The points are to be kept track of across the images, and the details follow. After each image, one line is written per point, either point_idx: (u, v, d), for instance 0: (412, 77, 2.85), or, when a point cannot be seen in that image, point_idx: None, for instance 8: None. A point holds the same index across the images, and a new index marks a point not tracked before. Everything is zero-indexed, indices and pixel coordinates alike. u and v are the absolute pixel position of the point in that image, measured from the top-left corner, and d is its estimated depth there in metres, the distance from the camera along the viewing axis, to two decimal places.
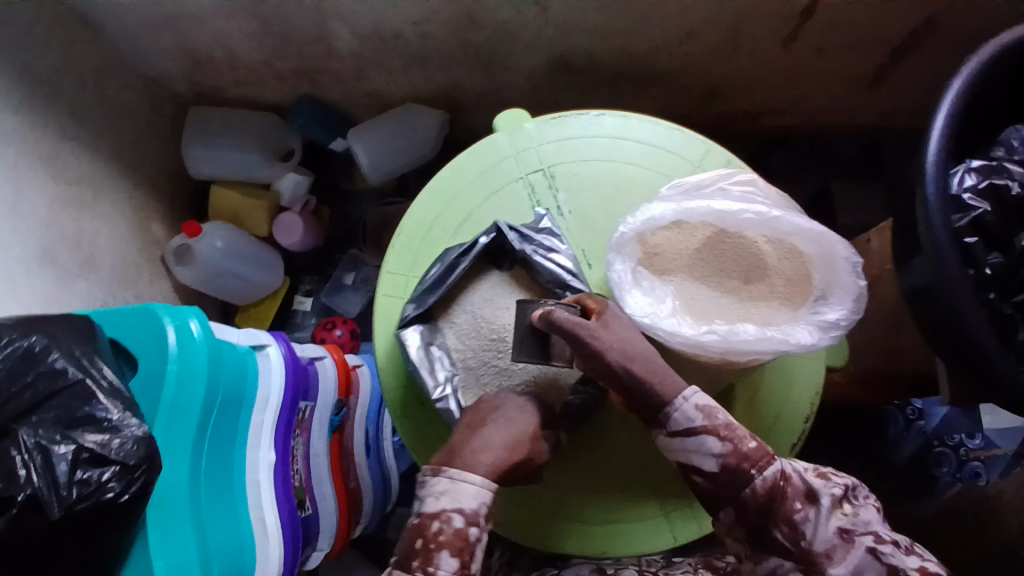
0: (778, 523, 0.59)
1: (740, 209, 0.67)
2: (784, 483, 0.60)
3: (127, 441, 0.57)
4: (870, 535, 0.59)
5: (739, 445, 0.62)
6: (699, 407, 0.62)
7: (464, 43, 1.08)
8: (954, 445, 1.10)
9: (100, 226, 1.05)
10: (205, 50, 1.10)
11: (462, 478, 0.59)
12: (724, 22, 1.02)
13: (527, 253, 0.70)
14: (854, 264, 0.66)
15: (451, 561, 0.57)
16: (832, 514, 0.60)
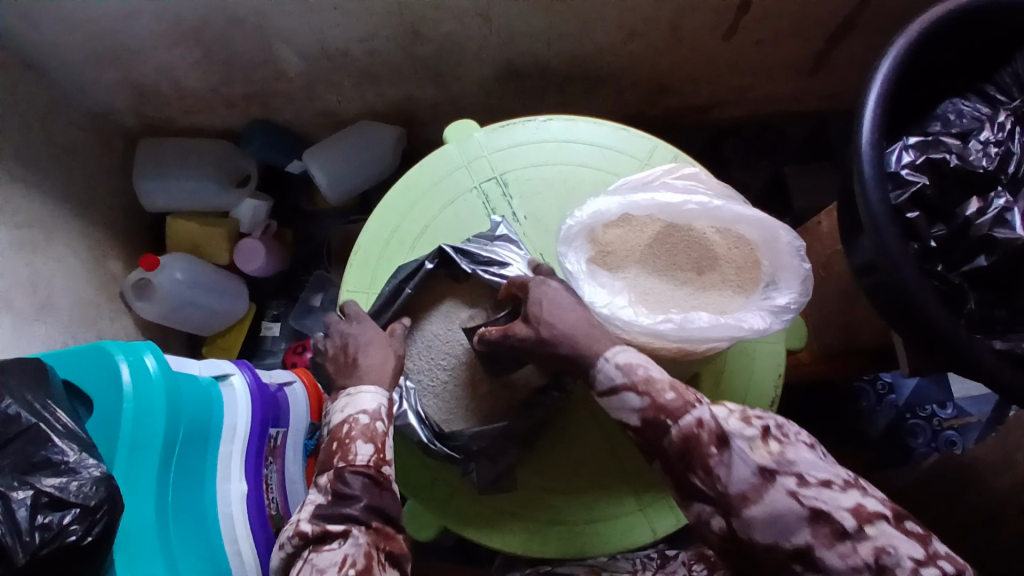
0: (695, 468, 0.55)
1: (682, 200, 0.68)
2: (698, 430, 0.55)
3: (85, 483, 0.56)
4: (793, 476, 0.53)
5: (658, 398, 0.58)
6: (618, 365, 0.60)
7: (413, 58, 1.09)
8: (927, 416, 1.13)
9: (55, 268, 1.02)
10: (151, 82, 1.09)
11: (354, 387, 0.64)
12: (664, 21, 1.05)
13: (479, 267, 0.70)
14: (797, 247, 0.68)
15: (366, 447, 0.60)
16: (752, 453, 0.54)
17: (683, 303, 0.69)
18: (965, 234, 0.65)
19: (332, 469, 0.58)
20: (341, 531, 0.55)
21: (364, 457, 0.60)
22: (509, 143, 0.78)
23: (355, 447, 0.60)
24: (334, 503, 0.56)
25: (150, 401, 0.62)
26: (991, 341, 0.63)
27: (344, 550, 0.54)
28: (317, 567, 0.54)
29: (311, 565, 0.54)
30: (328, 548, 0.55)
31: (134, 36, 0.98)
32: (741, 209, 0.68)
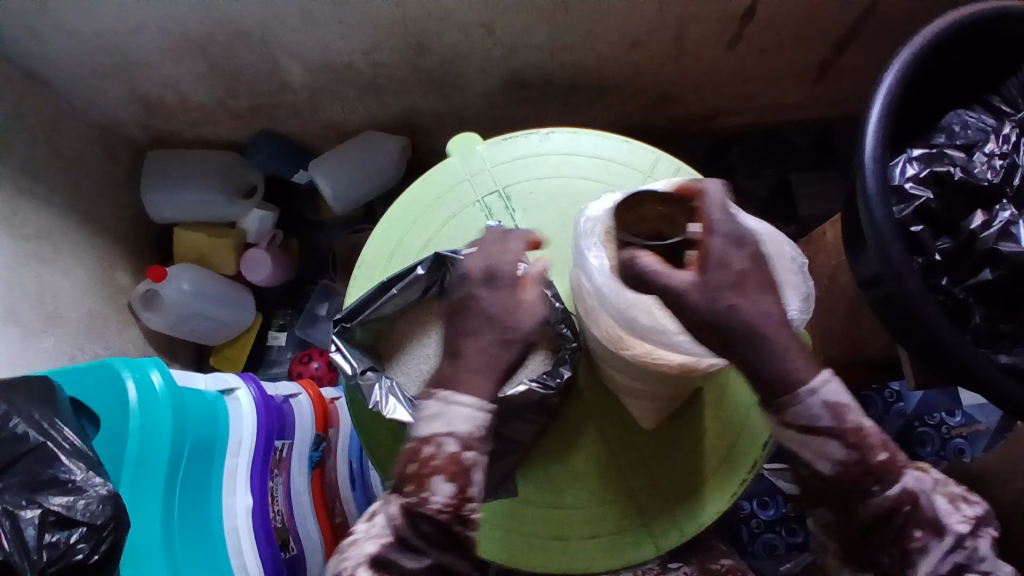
0: (887, 547, 0.62)
1: (692, 200, 0.67)
2: (909, 508, 0.60)
3: (92, 501, 0.56)
4: (977, 574, 0.59)
5: (869, 456, 0.61)
6: (827, 404, 0.62)
7: (416, 69, 1.10)
8: (935, 423, 1.07)
9: (63, 280, 1.03)
10: (158, 95, 1.10)
11: (458, 401, 0.60)
12: (667, 30, 1.05)
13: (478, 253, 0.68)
14: (799, 262, 0.67)
15: (447, 486, 0.57)
16: (953, 550, 0.59)
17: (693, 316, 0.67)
18: (971, 249, 0.64)
19: (406, 503, 0.56)
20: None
21: (442, 497, 0.57)
22: (511, 157, 0.78)
23: (441, 483, 0.57)
24: (399, 552, 0.55)
25: (156, 418, 0.62)
26: (995, 356, 0.64)
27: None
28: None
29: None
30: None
31: (140, 50, 0.99)
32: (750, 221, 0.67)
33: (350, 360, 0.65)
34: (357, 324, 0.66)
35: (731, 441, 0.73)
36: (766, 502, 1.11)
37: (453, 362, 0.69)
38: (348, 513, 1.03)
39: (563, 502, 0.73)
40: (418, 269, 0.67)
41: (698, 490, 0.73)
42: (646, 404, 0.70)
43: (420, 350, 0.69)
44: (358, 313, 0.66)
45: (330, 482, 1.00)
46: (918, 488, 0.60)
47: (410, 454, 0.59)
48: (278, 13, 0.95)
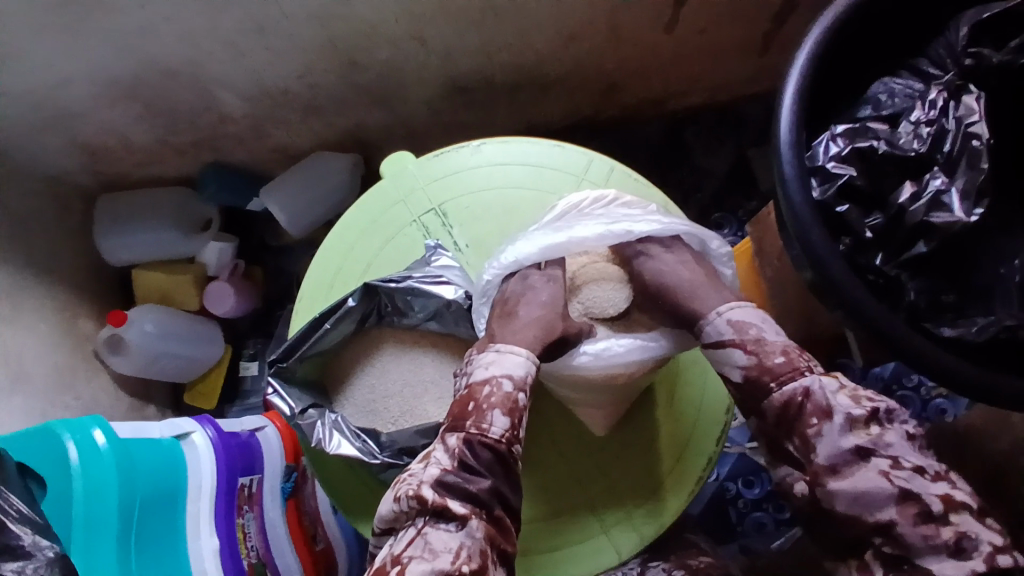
0: (791, 435, 0.60)
1: (604, 234, 0.68)
2: (802, 399, 0.59)
3: (41, 565, 0.54)
4: (887, 458, 0.56)
5: (765, 359, 0.62)
6: (730, 321, 0.64)
7: (354, 85, 1.08)
8: (914, 386, 1.03)
9: (25, 336, 1.03)
10: (99, 140, 1.09)
11: (512, 349, 0.62)
12: (601, 20, 1.03)
13: (404, 284, 0.71)
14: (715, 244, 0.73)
15: (503, 419, 0.58)
16: (848, 430, 0.57)
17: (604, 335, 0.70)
18: (900, 224, 0.64)
19: (464, 434, 0.57)
20: (460, 515, 0.53)
21: (498, 429, 0.58)
22: (443, 171, 0.77)
23: (492, 416, 0.58)
24: (459, 474, 0.55)
25: (100, 478, 0.62)
26: (938, 329, 0.64)
27: (459, 535, 0.53)
28: (431, 543, 0.53)
29: (424, 538, 0.53)
30: (444, 527, 0.53)
31: (72, 100, 0.99)
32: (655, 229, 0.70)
33: (287, 400, 0.67)
34: (294, 361, 0.69)
35: (685, 437, 0.74)
36: (753, 481, 1.06)
37: (393, 385, 0.73)
38: (333, 539, 1.03)
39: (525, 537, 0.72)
40: (348, 301, 0.70)
41: (656, 490, 0.73)
42: (595, 409, 0.72)
43: (363, 381, 0.74)
44: (293, 351, 0.69)
45: (310, 509, 0.98)
46: (814, 384, 0.59)
47: (469, 397, 0.60)
48: (202, 47, 0.93)
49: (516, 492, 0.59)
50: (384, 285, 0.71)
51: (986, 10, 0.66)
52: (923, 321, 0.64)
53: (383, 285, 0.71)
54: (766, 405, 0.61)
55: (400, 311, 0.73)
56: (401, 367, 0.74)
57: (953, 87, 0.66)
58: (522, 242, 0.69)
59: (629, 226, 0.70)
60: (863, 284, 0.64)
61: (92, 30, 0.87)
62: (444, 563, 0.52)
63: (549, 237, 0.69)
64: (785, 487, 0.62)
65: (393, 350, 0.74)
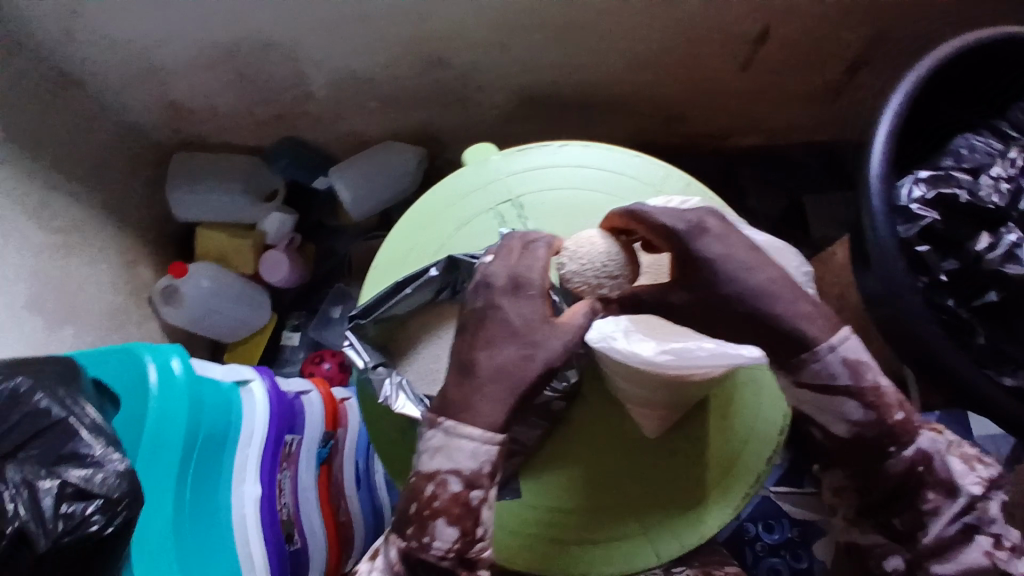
0: (903, 510, 0.63)
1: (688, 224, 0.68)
2: (922, 468, 0.62)
3: (109, 475, 0.56)
4: (990, 538, 0.62)
5: (886, 414, 0.63)
6: (846, 360, 0.63)
7: (435, 82, 1.13)
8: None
9: (88, 272, 1.08)
10: (187, 101, 1.14)
11: (449, 435, 0.61)
12: (680, 50, 1.07)
13: (491, 264, 0.72)
14: (804, 273, 0.70)
15: (448, 530, 0.60)
16: (962, 514, 0.62)
17: (671, 334, 0.62)
18: (978, 269, 0.67)
19: (404, 545, 0.60)
20: None
21: (443, 541, 0.60)
22: (524, 167, 0.80)
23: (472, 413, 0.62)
24: None
25: (173, 404, 0.64)
26: (1000, 378, 0.65)
27: None
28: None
29: None
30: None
31: (170, 59, 1.04)
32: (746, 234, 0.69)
33: (362, 354, 0.70)
34: (370, 321, 0.72)
35: (736, 449, 0.74)
36: (772, 525, 1.06)
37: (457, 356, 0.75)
38: (353, 513, 1.04)
39: (568, 529, 0.73)
40: (431, 271, 0.73)
41: (699, 501, 0.73)
42: (649, 413, 0.71)
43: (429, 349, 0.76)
44: (371, 311, 0.72)
45: (337, 479, 1.01)
46: (930, 447, 0.63)
47: (415, 492, 0.61)
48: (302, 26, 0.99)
49: None
50: (466, 260, 0.73)
51: None
52: (985, 365, 0.66)
53: (466, 260, 0.72)
54: (885, 470, 0.63)
55: None
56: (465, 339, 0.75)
57: None
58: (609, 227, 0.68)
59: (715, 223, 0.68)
60: (941, 322, 0.66)
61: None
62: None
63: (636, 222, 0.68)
64: (880, 548, 0.68)
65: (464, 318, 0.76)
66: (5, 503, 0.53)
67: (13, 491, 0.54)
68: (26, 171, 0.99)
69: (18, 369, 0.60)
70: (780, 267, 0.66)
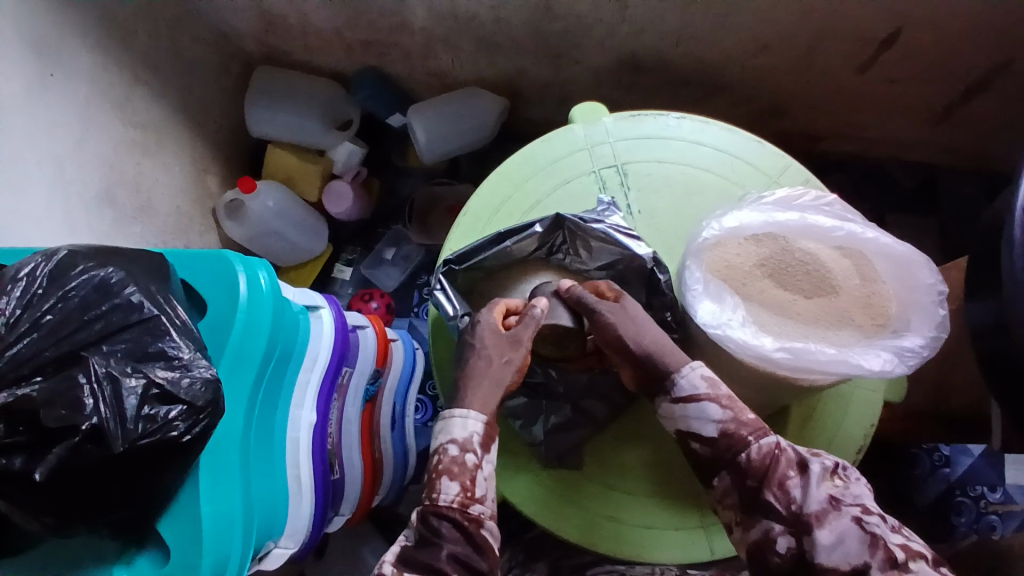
0: (770, 484, 0.58)
1: (834, 225, 0.66)
2: (777, 449, 0.59)
3: (195, 381, 0.56)
4: (856, 507, 0.57)
5: (739, 415, 0.61)
6: (703, 376, 0.62)
7: (537, 32, 1.08)
8: (976, 495, 1.04)
9: (160, 173, 1.07)
10: (280, 12, 1.10)
11: (454, 413, 0.61)
12: (802, 39, 1.01)
13: (602, 231, 0.69)
14: (939, 292, 0.64)
15: (451, 485, 0.58)
16: (823, 481, 0.58)
17: (799, 331, 0.64)
18: None
19: (421, 510, 0.58)
20: None
21: (446, 498, 0.58)
22: (636, 134, 0.76)
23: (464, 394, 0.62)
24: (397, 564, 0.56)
25: (258, 317, 0.63)
26: None
27: None
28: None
29: None
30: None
31: None
32: (890, 245, 0.66)
33: (453, 303, 0.69)
34: (462, 267, 0.70)
35: None
36: None
37: None
38: (386, 453, 1.04)
39: (623, 509, 0.71)
40: (535, 227, 0.70)
41: None
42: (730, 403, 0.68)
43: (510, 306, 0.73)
44: (466, 259, 0.70)
45: (378, 417, 1.01)
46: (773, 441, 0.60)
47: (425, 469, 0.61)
48: None
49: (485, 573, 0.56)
50: (573, 220, 0.69)
51: None
52: None
53: (574, 220, 0.69)
54: (739, 460, 0.60)
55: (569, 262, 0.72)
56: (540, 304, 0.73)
57: None
58: (749, 208, 0.67)
59: (860, 230, 0.67)
60: None
61: None
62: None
63: (776, 213, 0.67)
64: (758, 546, 0.58)
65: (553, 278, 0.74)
66: (84, 397, 0.53)
67: (95, 385, 0.53)
68: (114, 59, 0.97)
69: (109, 259, 0.59)
70: (890, 296, 0.66)
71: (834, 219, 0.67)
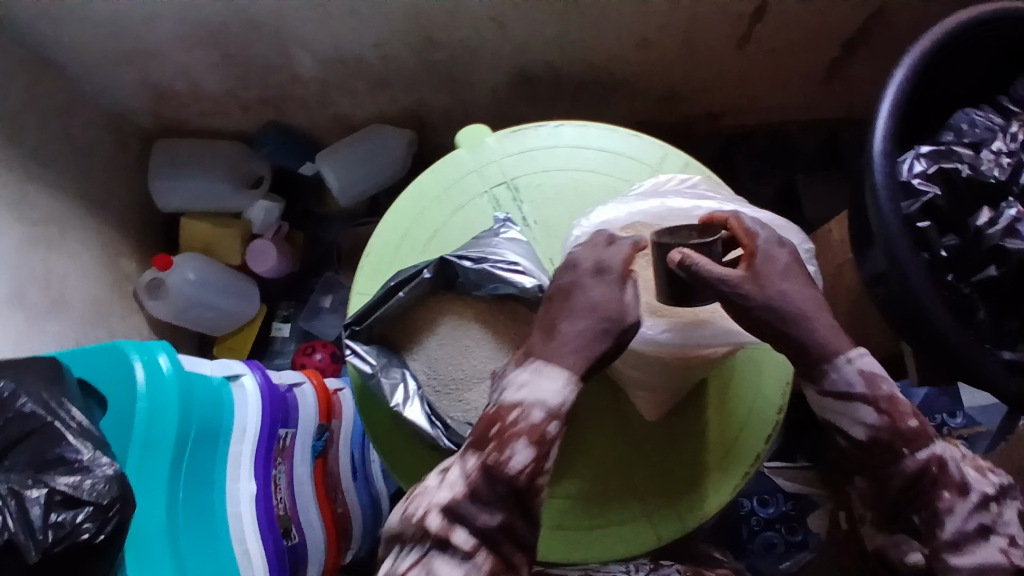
0: (919, 508, 0.61)
1: (692, 205, 0.68)
2: (938, 467, 0.60)
3: (99, 481, 0.55)
4: (1005, 537, 0.61)
5: (898, 420, 0.61)
6: (861, 372, 0.61)
7: (426, 63, 1.09)
8: (936, 423, 1.03)
9: (69, 265, 1.04)
10: (169, 84, 1.10)
11: (549, 375, 0.58)
12: (676, 29, 1.04)
13: (486, 270, 0.67)
14: (807, 250, 0.69)
15: (526, 451, 0.56)
16: (977, 511, 0.60)
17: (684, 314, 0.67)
18: (979, 246, 0.65)
19: (483, 462, 0.56)
20: (467, 549, 0.55)
21: (520, 461, 0.56)
22: (518, 147, 0.78)
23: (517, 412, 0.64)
24: (466, 506, 0.56)
25: (163, 401, 0.63)
26: (999, 352, 0.65)
27: (463, 569, 0.55)
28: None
29: (426, 564, 0.55)
30: (446, 560, 0.55)
31: (157, 37, 0.99)
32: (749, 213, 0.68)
33: (367, 359, 0.67)
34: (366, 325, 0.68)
35: (735, 430, 0.73)
36: (767, 500, 1.07)
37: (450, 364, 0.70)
38: (351, 504, 1.03)
39: (570, 520, 0.72)
40: (425, 273, 0.68)
41: (701, 485, 0.72)
42: (650, 398, 0.70)
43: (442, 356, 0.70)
44: (365, 317, 0.68)
45: (333, 471, 0.99)
46: (944, 453, 0.60)
47: (496, 418, 0.58)
48: (289, 5, 0.94)
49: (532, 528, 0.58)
50: (460, 261, 0.68)
51: None
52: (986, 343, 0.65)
53: (459, 261, 0.68)
54: (903, 463, 0.60)
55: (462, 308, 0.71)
56: (455, 355, 0.70)
57: None
58: (611, 205, 0.69)
59: (720, 205, 0.69)
60: (944, 296, 0.63)
61: None
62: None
63: (638, 202, 0.69)
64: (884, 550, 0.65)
65: (454, 324, 0.71)
66: None
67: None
68: (5, 159, 0.94)
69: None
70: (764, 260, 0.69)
71: (692, 198, 0.69)
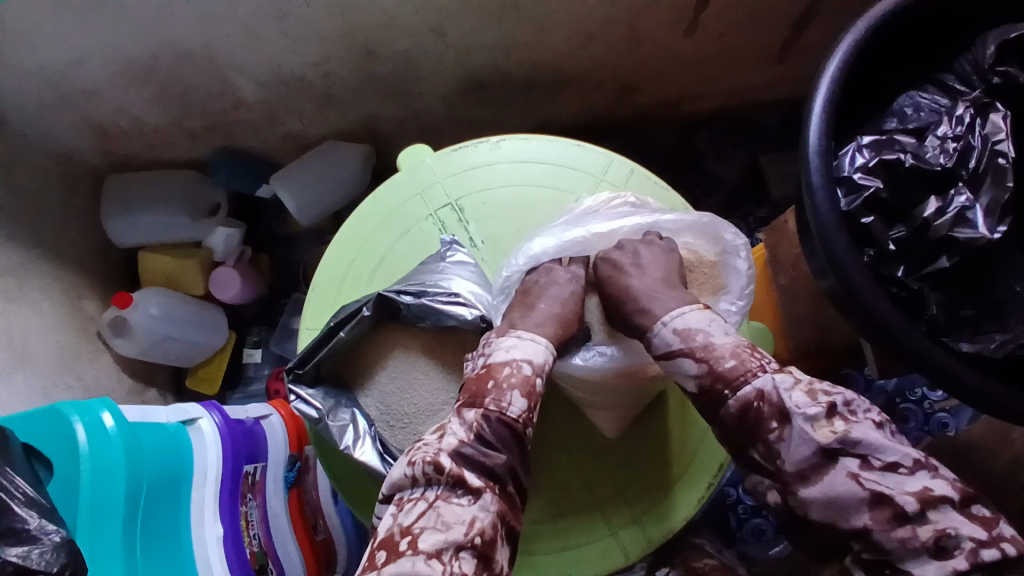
0: (755, 443, 0.59)
1: (616, 227, 0.75)
2: (757, 403, 0.59)
3: (46, 550, 0.54)
4: (856, 459, 0.56)
5: (717, 366, 0.62)
6: (676, 331, 0.66)
7: (370, 76, 1.06)
8: (917, 399, 1.00)
9: (29, 314, 1.01)
10: (110, 120, 1.07)
11: (533, 338, 0.67)
12: (621, 22, 1.02)
13: (424, 303, 0.74)
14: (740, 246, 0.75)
15: (521, 400, 0.63)
16: (813, 435, 0.56)
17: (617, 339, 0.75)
18: (925, 237, 0.64)
19: (483, 411, 0.61)
20: (476, 487, 0.57)
21: (516, 408, 0.63)
22: (465, 165, 0.82)
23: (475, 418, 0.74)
24: (475, 447, 0.60)
25: (109, 462, 0.62)
26: (957, 345, 0.63)
27: (473, 509, 0.57)
28: (443, 516, 0.56)
29: (436, 510, 0.56)
30: (456, 500, 0.57)
31: (88, 76, 0.96)
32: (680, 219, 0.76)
33: (313, 404, 0.72)
34: (311, 367, 0.74)
35: (698, 436, 0.81)
36: None
37: (398, 397, 0.76)
38: (334, 528, 1.02)
39: (539, 542, 0.78)
40: (364, 311, 0.74)
41: (667, 495, 0.79)
42: (607, 412, 0.77)
43: (393, 391, 0.77)
44: (309, 359, 0.74)
45: (311, 499, 0.98)
46: (768, 386, 0.59)
47: (488, 376, 0.65)
48: (219, 31, 0.91)
49: (524, 472, 0.63)
50: (401, 296, 0.74)
51: (1012, 31, 0.66)
52: (941, 336, 0.64)
53: (399, 297, 0.74)
54: (728, 406, 0.61)
55: (408, 349, 0.78)
56: (404, 389, 0.77)
57: (980, 104, 0.66)
58: (538, 238, 0.75)
59: (642, 218, 0.76)
60: (888, 295, 0.63)
61: (112, 7, 0.84)
62: (457, 535, 0.55)
63: (563, 233, 0.75)
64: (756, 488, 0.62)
65: (400, 358, 0.78)
66: None
67: None
68: None
69: None
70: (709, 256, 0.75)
71: (615, 218, 0.76)
